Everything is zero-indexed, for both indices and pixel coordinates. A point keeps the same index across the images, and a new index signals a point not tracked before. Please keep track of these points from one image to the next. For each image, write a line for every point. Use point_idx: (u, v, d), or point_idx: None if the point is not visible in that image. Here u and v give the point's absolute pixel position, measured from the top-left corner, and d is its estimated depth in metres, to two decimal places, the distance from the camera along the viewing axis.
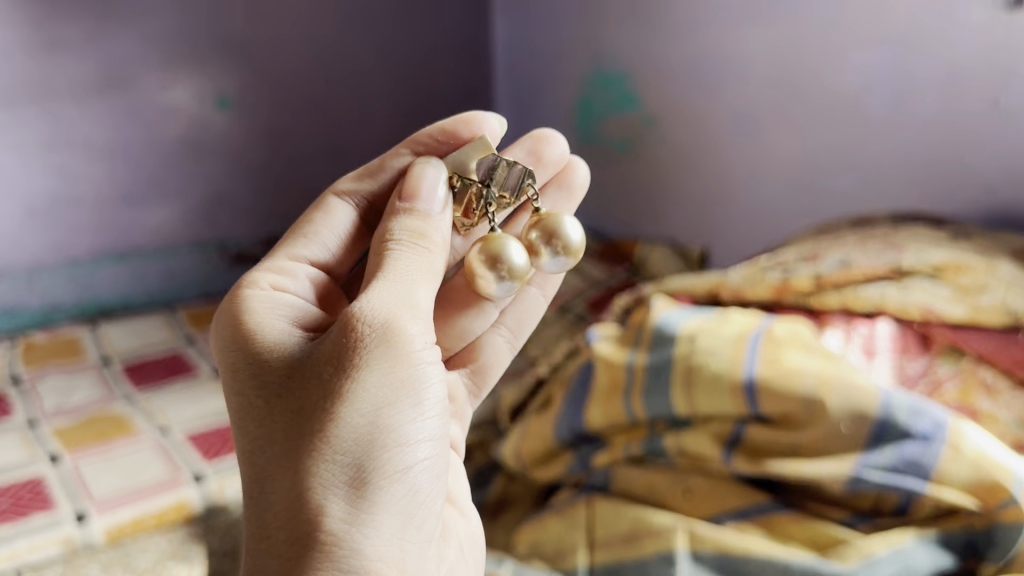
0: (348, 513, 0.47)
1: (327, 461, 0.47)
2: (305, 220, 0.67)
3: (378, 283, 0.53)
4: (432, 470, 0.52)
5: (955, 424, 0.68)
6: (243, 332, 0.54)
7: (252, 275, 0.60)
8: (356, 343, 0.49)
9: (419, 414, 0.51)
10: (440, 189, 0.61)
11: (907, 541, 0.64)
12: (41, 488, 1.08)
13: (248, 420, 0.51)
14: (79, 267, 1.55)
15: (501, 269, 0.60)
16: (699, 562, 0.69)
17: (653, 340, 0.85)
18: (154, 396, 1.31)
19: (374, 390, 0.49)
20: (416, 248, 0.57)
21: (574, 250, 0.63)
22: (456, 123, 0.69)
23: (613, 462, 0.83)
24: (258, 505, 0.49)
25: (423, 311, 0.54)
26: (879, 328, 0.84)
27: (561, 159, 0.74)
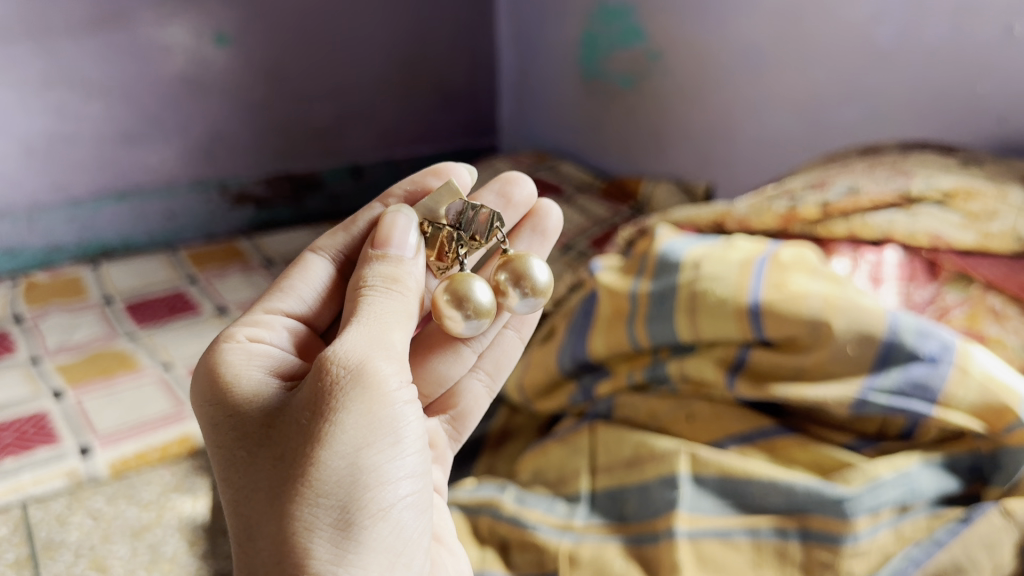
0: (333, 554, 0.46)
1: (311, 505, 0.46)
2: (282, 275, 0.65)
3: (351, 328, 0.51)
4: (414, 506, 0.51)
5: (962, 346, 0.67)
6: (220, 386, 0.51)
7: (227, 330, 0.57)
8: (331, 386, 0.47)
9: (398, 452, 0.49)
10: (411, 236, 0.59)
11: (912, 464, 0.66)
12: (45, 422, 1.08)
13: (228, 469, 0.49)
14: (80, 206, 1.54)
15: (467, 308, 0.59)
16: (701, 485, 0.71)
17: (656, 268, 0.84)
18: (157, 332, 1.31)
19: (352, 431, 0.47)
20: (390, 292, 0.54)
21: (542, 290, 0.62)
22: (426, 175, 0.70)
23: (616, 390, 0.83)
24: (242, 554, 0.47)
25: (397, 352, 0.51)
26: (887, 255, 0.83)
27: (530, 201, 0.73)
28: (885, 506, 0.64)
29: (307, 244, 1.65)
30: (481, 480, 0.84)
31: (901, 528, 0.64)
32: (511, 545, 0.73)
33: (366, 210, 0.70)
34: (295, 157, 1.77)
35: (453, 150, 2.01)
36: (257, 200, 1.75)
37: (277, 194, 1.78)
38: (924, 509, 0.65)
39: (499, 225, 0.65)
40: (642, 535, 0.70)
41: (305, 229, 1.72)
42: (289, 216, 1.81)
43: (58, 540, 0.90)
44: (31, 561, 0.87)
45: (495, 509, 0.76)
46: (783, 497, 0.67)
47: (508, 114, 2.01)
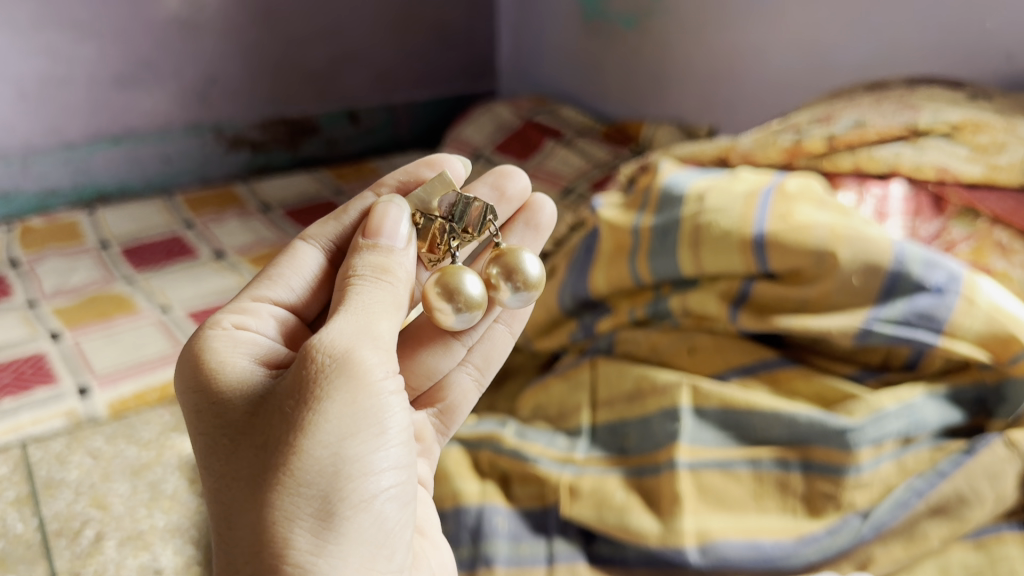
0: (313, 545, 0.45)
1: (291, 495, 0.45)
2: (272, 263, 0.63)
3: (339, 317, 0.49)
4: (398, 496, 0.49)
5: (969, 277, 0.67)
6: (206, 373, 0.50)
7: (214, 317, 0.56)
8: (315, 376, 0.46)
9: (383, 443, 0.48)
10: (404, 224, 0.56)
11: (916, 395, 0.66)
12: (43, 363, 1.07)
13: (213, 455, 0.48)
14: (74, 150, 1.52)
15: (458, 301, 0.57)
16: (702, 418, 0.71)
17: (659, 201, 0.83)
18: (154, 276, 1.30)
19: (336, 422, 0.46)
20: (379, 282, 0.52)
21: (535, 284, 0.60)
22: (419, 166, 0.67)
23: (618, 326, 0.83)
24: (225, 540, 0.46)
25: (385, 340, 0.50)
26: (893, 189, 0.82)
27: (524, 194, 0.70)
28: (888, 437, 0.65)
29: (304, 189, 1.63)
30: (482, 416, 0.84)
31: (903, 461, 0.65)
32: (512, 478, 0.74)
33: (359, 198, 0.66)
34: (290, 101, 1.75)
35: (451, 94, 1.98)
36: (252, 144, 1.73)
37: (273, 139, 1.76)
38: (927, 440, 0.66)
39: (492, 217, 0.63)
40: (643, 467, 0.71)
41: (302, 174, 1.71)
42: (286, 161, 1.79)
43: (58, 478, 0.90)
44: (31, 500, 0.87)
45: (496, 443, 0.76)
46: (785, 428, 0.68)
47: (507, 58, 1.97)
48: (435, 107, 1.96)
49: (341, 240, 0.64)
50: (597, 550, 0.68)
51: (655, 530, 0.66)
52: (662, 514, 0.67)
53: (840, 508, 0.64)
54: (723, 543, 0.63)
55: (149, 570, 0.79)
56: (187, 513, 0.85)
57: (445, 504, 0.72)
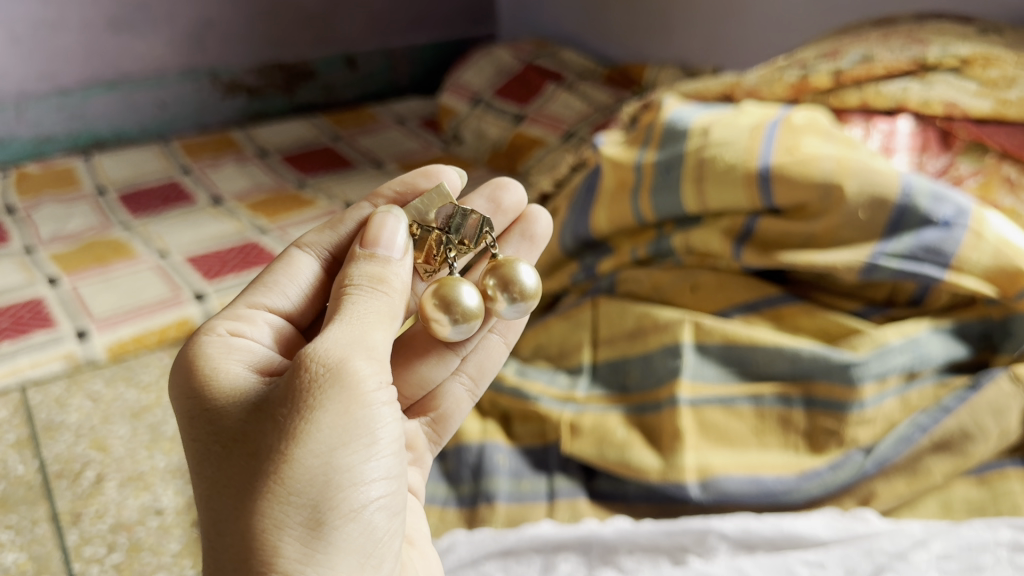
0: (301, 553, 0.43)
1: (280, 503, 0.43)
2: (266, 270, 0.61)
3: (332, 326, 0.48)
4: (389, 506, 0.48)
5: (977, 211, 0.67)
6: (199, 377, 0.49)
7: (208, 321, 0.54)
8: (307, 385, 0.45)
9: (374, 453, 0.46)
10: (401, 233, 0.55)
11: (920, 331, 0.66)
12: (41, 308, 1.07)
13: (200, 464, 0.47)
14: (69, 95, 1.50)
15: (455, 312, 0.55)
16: (704, 354, 0.71)
17: (663, 137, 0.81)
18: (152, 222, 1.29)
19: (328, 431, 0.44)
20: (375, 292, 0.51)
21: (532, 294, 0.57)
22: (415, 176, 0.64)
23: (619, 266, 0.82)
24: (209, 551, 0.45)
25: (378, 351, 0.48)
26: (899, 125, 0.81)
27: (520, 207, 0.67)
28: (892, 372, 0.65)
29: (302, 135, 1.61)
30: None
31: (908, 396, 0.65)
32: (513, 417, 0.74)
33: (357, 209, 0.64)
34: (286, 45, 1.72)
35: (450, 38, 1.95)
36: (249, 89, 1.71)
37: (270, 84, 1.73)
38: (931, 376, 0.66)
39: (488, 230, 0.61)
40: (645, 404, 0.71)
41: (299, 120, 1.69)
42: (283, 106, 1.77)
43: (58, 421, 0.90)
44: (32, 442, 0.87)
45: (497, 382, 0.76)
46: (788, 363, 0.68)
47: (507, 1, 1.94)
48: (434, 52, 1.93)
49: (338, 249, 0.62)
50: (597, 487, 0.69)
51: (655, 466, 0.66)
52: (663, 450, 0.67)
53: (842, 445, 0.64)
54: (726, 479, 0.64)
55: (150, 511, 0.79)
56: (188, 455, 0.86)
57: (448, 442, 0.72)
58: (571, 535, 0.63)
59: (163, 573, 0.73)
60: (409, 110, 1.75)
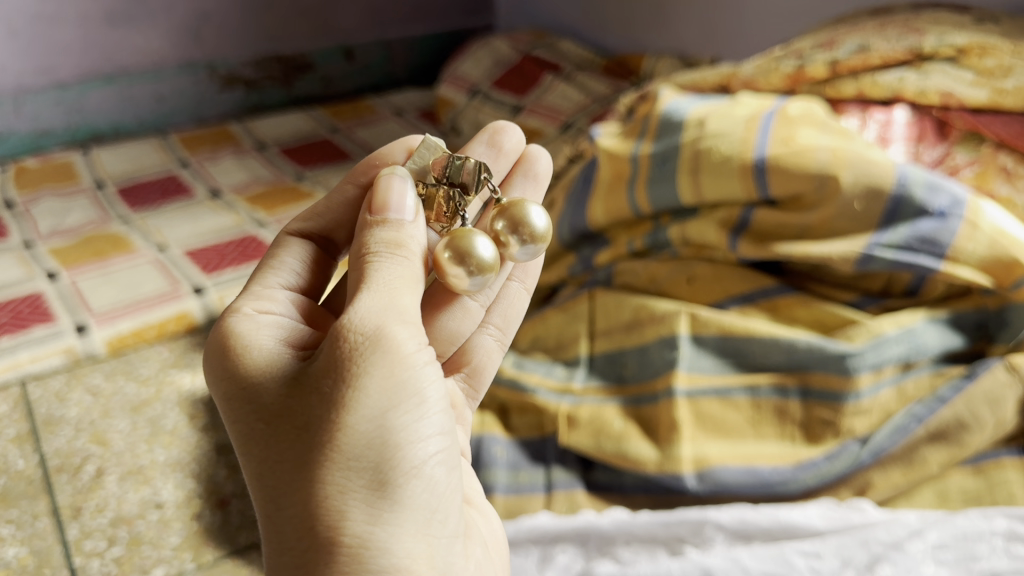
0: (369, 515, 0.43)
1: (341, 469, 0.43)
2: (263, 258, 0.60)
3: (363, 293, 0.46)
4: (447, 462, 0.47)
5: (972, 201, 0.67)
6: (233, 357, 0.48)
7: (231, 305, 0.53)
8: (349, 354, 0.43)
9: (426, 412, 0.45)
10: (411, 194, 0.52)
11: (917, 321, 0.66)
12: (41, 302, 1.07)
13: (251, 442, 0.46)
14: (67, 89, 1.50)
15: (470, 264, 0.53)
16: (701, 346, 0.71)
17: (659, 129, 0.81)
18: (150, 215, 1.29)
19: (377, 394, 0.43)
20: (395, 259, 0.48)
21: (542, 236, 0.57)
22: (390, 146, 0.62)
23: (616, 258, 0.82)
24: (275, 522, 0.45)
25: (411, 314, 0.46)
26: (896, 115, 0.81)
27: (520, 148, 0.67)
28: (888, 363, 0.65)
29: (300, 128, 1.61)
30: None
31: (903, 387, 0.65)
32: (510, 409, 0.74)
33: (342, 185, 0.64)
34: (283, 37, 1.72)
35: (448, 29, 1.95)
36: (246, 82, 1.71)
37: (267, 76, 1.73)
38: (927, 366, 0.66)
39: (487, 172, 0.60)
40: (641, 396, 0.71)
41: (297, 112, 1.69)
42: (280, 99, 1.77)
43: (58, 416, 0.90)
44: (32, 437, 0.87)
45: (494, 373, 0.76)
46: (784, 354, 0.68)
47: None
48: (431, 43, 1.93)
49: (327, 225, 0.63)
50: (594, 478, 0.69)
51: (652, 458, 0.66)
52: (660, 442, 0.67)
53: (838, 435, 0.65)
54: (723, 470, 0.64)
55: (150, 504, 0.80)
56: (188, 448, 0.86)
57: None
58: (568, 527, 0.64)
59: (163, 567, 0.74)
60: (407, 101, 1.75)
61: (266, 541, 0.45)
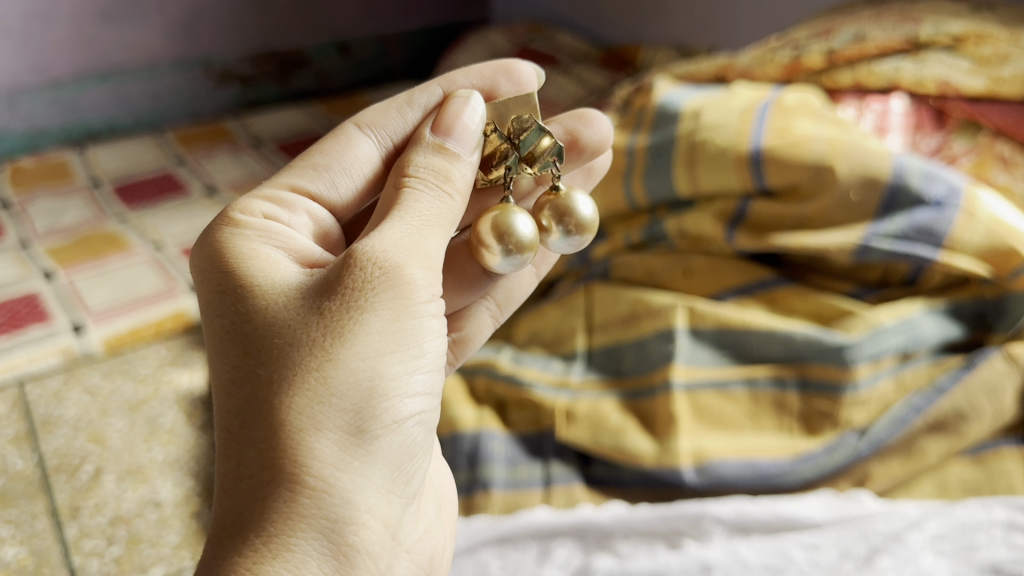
0: (338, 458, 0.44)
1: (322, 403, 0.44)
2: (320, 144, 0.60)
3: (389, 222, 0.49)
4: (423, 424, 0.48)
5: (969, 190, 0.67)
6: (231, 263, 0.50)
7: (246, 199, 0.56)
8: (361, 285, 0.46)
9: (418, 365, 0.47)
10: (476, 119, 0.54)
11: (914, 312, 0.66)
12: (37, 302, 1.07)
13: (230, 358, 0.47)
14: (61, 88, 1.50)
15: (509, 242, 0.53)
16: (698, 338, 0.71)
17: (655, 120, 0.80)
18: (147, 214, 1.28)
19: (376, 335, 0.45)
20: (440, 192, 0.51)
21: (588, 227, 0.57)
22: (495, 73, 0.63)
23: (613, 251, 0.81)
24: (237, 446, 0.45)
25: (434, 261, 0.49)
26: (893, 104, 0.81)
27: (603, 145, 0.65)
28: (886, 353, 0.65)
29: (296, 123, 1.61)
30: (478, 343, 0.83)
31: (902, 377, 0.66)
32: (508, 404, 0.74)
33: (427, 90, 0.62)
34: (277, 33, 1.71)
35: (444, 22, 1.94)
36: (242, 78, 1.70)
37: (263, 72, 1.72)
38: (926, 356, 0.66)
39: (558, 159, 0.58)
40: (639, 389, 0.71)
41: (293, 108, 1.68)
42: (276, 94, 1.76)
43: (56, 415, 0.90)
44: (30, 437, 0.87)
45: (491, 369, 0.76)
46: (781, 346, 0.68)
47: None
48: (427, 36, 1.92)
49: (400, 139, 0.61)
50: (592, 473, 0.69)
51: (650, 451, 0.66)
52: (658, 435, 0.67)
53: (837, 427, 0.65)
54: (721, 463, 0.64)
55: (148, 503, 0.80)
56: (186, 447, 0.86)
57: (443, 430, 0.71)
58: (567, 521, 0.64)
59: (162, 565, 0.74)
60: None
61: (219, 462, 0.45)
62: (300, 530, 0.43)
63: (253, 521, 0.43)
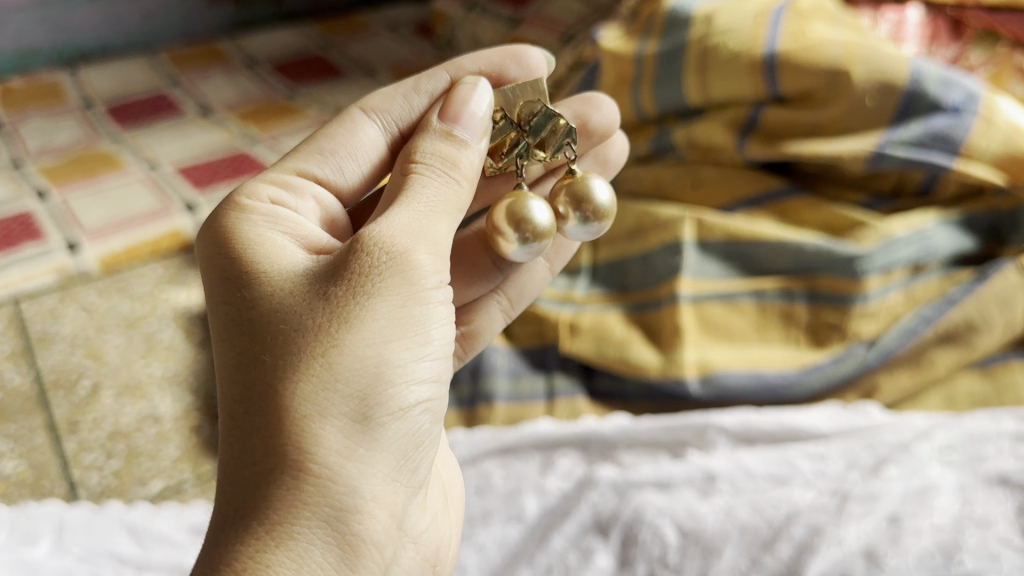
0: (343, 445, 0.43)
1: (328, 390, 0.43)
2: (326, 129, 0.60)
3: (396, 208, 0.48)
4: (431, 411, 0.47)
5: (988, 97, 0.66)
6: (237, 248, 0.49)
7: (253, 183, 0.55)
8: (367, 273, 0.45)
9: (426, 353, 0.46)
10: (484, 106, 0.53)
11: (927, 223, 0.66)
12: (31, 221, 1.03)
13: (235, 343, 0.46)
14: (50, 6, 1.46)
15: (525, 230, 0.53)
16: (706, 251, 0.70)
17: (665, 24, 0.75)
18: (141, 134, 1.26)
19: (382, 321, 0.45)
20: (447, 178, 0.50)
21: (605, 214, 0.56)
22: (503, 59, 0.62)
23: (620, 164, 0.78)
24: (241, 432, 0.44)
25: (442, 248, 0.48)
26: (909, 14, 0.77)
27: (610, 129, 0.63)
28: (897, 265, 0.64)
29: (292, 44, 1.57)
30: None
31: (912, 289, 0.65)
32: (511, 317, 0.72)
33: (433, 77, 0.61)
34: None
35: None
36: None
37: None
38: (937, 269, 0.66)
39: (571, 141, 0.58)
40: (644, 302, 0.70)
41: (287, 27, 1.63)
42: (269, 14, 1.71)
43: (53, 332, 0.89)
44: (27, 354, 0.87)
45: None
46: (791, 258, 0.67)
47: None
48: None
49: (406, 125, 0.61)
50: (596, 386, 0.69)
51: (655, 363, 0.65)
52: (663, 347, 0.66)
53: (845, 339, 0.64)
54: (726, 375, 0.64)
55: (148, 417, 0.80)
56: (184, 363, 0.85)
57: None
58: (570, 433, 0.64)
59: (162, 478, 0.74)
60: (400, 15, 1.69)
61: (222, 450, 0.45)
62: (304, 517, 0.42)
63: (256, 506, 0.42)
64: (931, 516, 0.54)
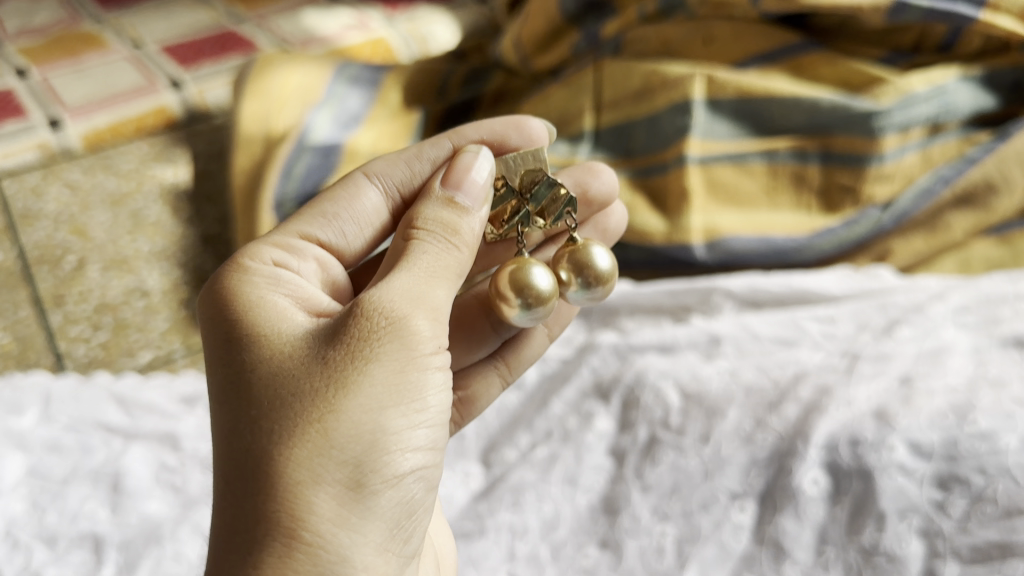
0: (336, 514, 0.36)
1: (320, 454, 0.36)
2: (323, 194, 0.52)
3: (396, 271, 0.41)
4: (428, 480, 0.40)
5: None
6: (226, 304, 0.42)
7: (252, 244, 0.47)
8: (365, 336, 0.38)
9: (426, 421, 0.39)
10: (486, 173, 0.46)
11: (948, 79, 0.62)
12: (6, 95, 0.96)
13: (218, 405, 0.39)
14: None
15: (525, 296, 0.46)
16: (716, 110, 0.66)
17: None
18: (124, 15, 1.20)
19: (380, 386, 0.38)
20: (450, 247, 0.43)
21: (609, 280, 0.49)
22: (505, 126, 0.54)
23: (626, 26, 0.74)
24: (222, 502, 0.37)
25: (443, 315, 0.41)
26: None
27: (611, 197, 0.57)
28: (915, 123, 0.62)
29: None
30: None
31: (929, 151, 0.63)
32: None
33: (436, 145, 0.53)
34: None
35: None
36: None
37: None
38: (956, 130, 0.63)
39: (573, 210, 0.52)
40: (649, 168, 0.67)
41: None
42: None
43: (36, 210, 0.86)
44: (9, 232, 0.84)
45: None
46: (804, 115, 0.63)
47: None
48: None
49: (409, 192, 0.53)
50: None
51: (659, 227, 0.64)
52: (669, 212, 0.65)
53: (858, 202, 0.63)
54: (734, 240, 0.62)
55: (135, 291, 0.77)
56: (172, 240, 0.82)
57: None
58: None
59: (151, 351, 0.72)
60: None
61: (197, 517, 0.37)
62: None
63: None
64: (944, 376, 0.50)
